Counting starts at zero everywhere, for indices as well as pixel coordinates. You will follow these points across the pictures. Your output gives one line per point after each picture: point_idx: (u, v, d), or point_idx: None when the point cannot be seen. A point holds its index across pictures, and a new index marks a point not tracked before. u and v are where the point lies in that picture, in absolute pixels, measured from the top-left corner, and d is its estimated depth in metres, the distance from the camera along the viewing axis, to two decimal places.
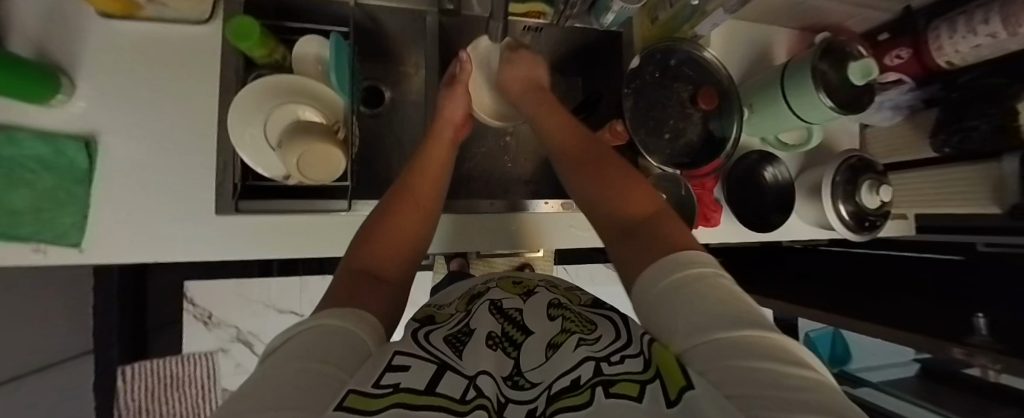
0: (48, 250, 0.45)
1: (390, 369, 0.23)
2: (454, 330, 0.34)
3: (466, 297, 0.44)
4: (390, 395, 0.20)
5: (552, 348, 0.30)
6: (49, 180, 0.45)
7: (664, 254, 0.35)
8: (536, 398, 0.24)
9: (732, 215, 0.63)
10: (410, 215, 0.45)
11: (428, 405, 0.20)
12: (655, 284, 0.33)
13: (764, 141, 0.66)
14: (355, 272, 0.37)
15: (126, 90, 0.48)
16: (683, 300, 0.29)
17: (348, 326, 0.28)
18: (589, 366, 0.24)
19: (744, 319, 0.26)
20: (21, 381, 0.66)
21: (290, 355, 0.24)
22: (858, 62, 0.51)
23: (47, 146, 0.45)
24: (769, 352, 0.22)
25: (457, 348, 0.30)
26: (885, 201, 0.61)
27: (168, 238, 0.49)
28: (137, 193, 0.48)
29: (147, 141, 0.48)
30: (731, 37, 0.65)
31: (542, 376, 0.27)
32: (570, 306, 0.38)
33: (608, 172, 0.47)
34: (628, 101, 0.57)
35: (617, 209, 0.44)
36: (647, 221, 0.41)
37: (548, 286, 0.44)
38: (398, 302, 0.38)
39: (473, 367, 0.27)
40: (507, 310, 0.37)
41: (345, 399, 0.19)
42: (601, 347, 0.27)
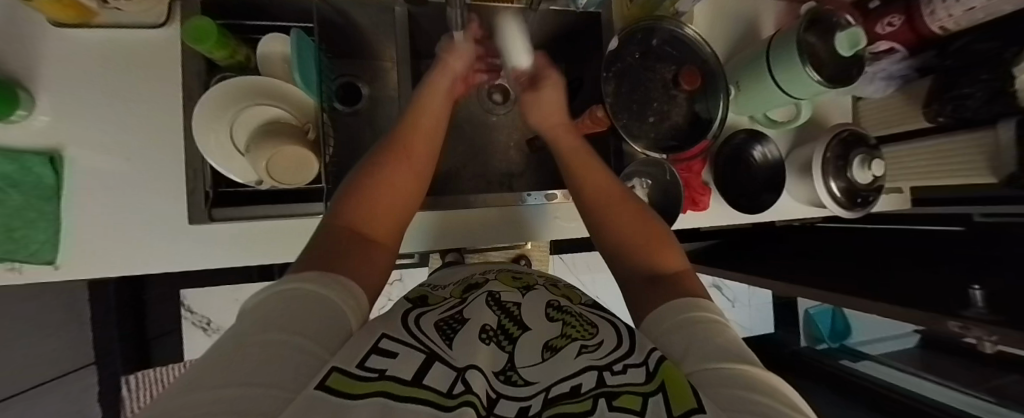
0: (24, 268, 0.45)
1: (376, 352, 0.23)
2: (449, 315, 0.33)
3: (462, 285, 0.42)
4: (375, 382, 0.19)
5: (550, 350, 0.29)
6: (16, 198, 0.44)
7: (677, 298, 0.35)
8: (533, 397, 0.23)
9: (720, 197, 0.62)
10: (394, 183, 0.42)
11: (410, 400, 0.18)
12: (666, 318, 0.32)
13: (753, 119, 0.64)
14: (343, 233, 0.36)
15: (89, 101, 0.47)
16: (693, 335, 0.29)
17: (323, 293, 0.27)
18: (591, 375, 0.24)
19: (752, 360, 0.26)
20: None
21: (264, 320, 0.23)
22: (845, 32, 0.49)
23: (12, 163, 0.44)
24: (768, 390, 0.22)
25: (447, 336, 0.29)
26: (877, 176, 0.59)
27: (144, 250, 0.48)
28: (109, 205, 0.47)
29: (115, 153, 0.47)
30: (716, 12, 0.63)
31: (538, 375, 0.26)
32: (569, 307, 0.36)
33: (622, 206, 0.47)
34: (609, 85, 0.55)
35: (634, 250, 0.43)
36: (666, 271, 0.40)
37: (548, 285, 0.42)
38: (382, 269, 0.37)
39: (464, 360, 0.25)
40: (504, 302, 0.35)
41: (327, 378, 0.18)
42: (602, 355, 0.26)
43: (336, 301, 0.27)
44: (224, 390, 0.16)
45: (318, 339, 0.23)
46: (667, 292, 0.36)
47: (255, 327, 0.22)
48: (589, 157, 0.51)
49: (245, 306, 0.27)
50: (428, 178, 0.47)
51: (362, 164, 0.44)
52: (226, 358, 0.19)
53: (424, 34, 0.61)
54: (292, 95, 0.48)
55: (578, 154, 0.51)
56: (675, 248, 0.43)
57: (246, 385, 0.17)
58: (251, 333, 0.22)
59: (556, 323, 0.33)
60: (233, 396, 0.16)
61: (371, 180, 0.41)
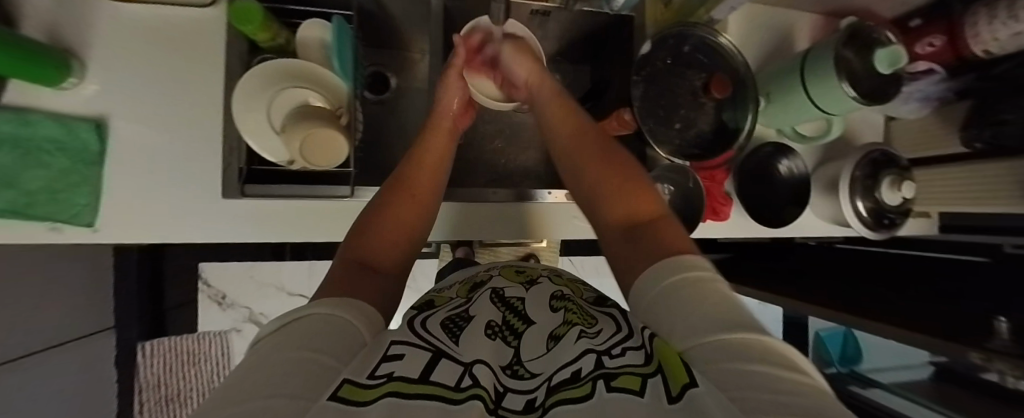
0: (64, 229, 0.47)
1: (385, 359, 0.23)
2: (456, 312, 0.34)
3: (467, 284, 0.42)
4: (382, 385, 0.19)
5: (554, 340, 0.30)
6: (62, 161, 0.46)
7: (661, 261, 0.34)
8: (537, 388, 0.24)
9: (741, 208, 0.61)
10: (403, 209, 0.43)
11: (421, 396, 0.19)
12: (654, 285, 0.32)
13: (780, 132, 0.63)
14: (352, 264, 0.36)
15: (133, 73, 0.49)
16: (681, 302, 0.28)
17: (342, 316, 0.28)
18: (590, 358, 0.24)
19: (755, 324, 0.25)
20: (31, 357, 0.68)
21: (276, 343, 0.23)
22: (883, 49, 0.48)
23: (59, 128, 0.46)
24: (764, 356, 0.21)
25: (453, 333, 0.30)
26: (906, 198, 0.58)
27: (175, 220, 0.50)
28: (145, 174, 0.49)
29: (154, 124, 0.49)
30: (749, 21, 0.62)
31: (542, 366, 0.27)
32: (572, 298, 0.37)
33: (609, 166, 0.45)
34: (637, 89, 0.55)
35: (617, 211, 0.42)
36: (649, 225, 0.39)
37: (551, 276, 0.43)
38: (392, 293, 0.37)
39: (469, 355, 0.26)
40: (508, 299, 0.36)
41: (340, 389, 0.19)
42: (602, 340, 0.27)
43: (354, 324, 0.28)
44: (251, 404, 0.16)
45: (326, 350, 0.23)
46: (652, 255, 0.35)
47: (269, 350, 0.22)
48: (573, 119, 0.49)
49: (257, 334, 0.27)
50: (439, 192, 0.48)
51: (374, 201, 0.44)
52: (248, 377, 0.19)
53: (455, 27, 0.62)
54: (321, 77, 0.49)
55: (561, 116, 0.49)
56: (655, 200, 0.42)
57: (266, 397, 0.17)
58: (264, 355, 0.22)
59: (559, 314, 0.33)
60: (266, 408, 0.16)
61: (381, 211, 0.42)
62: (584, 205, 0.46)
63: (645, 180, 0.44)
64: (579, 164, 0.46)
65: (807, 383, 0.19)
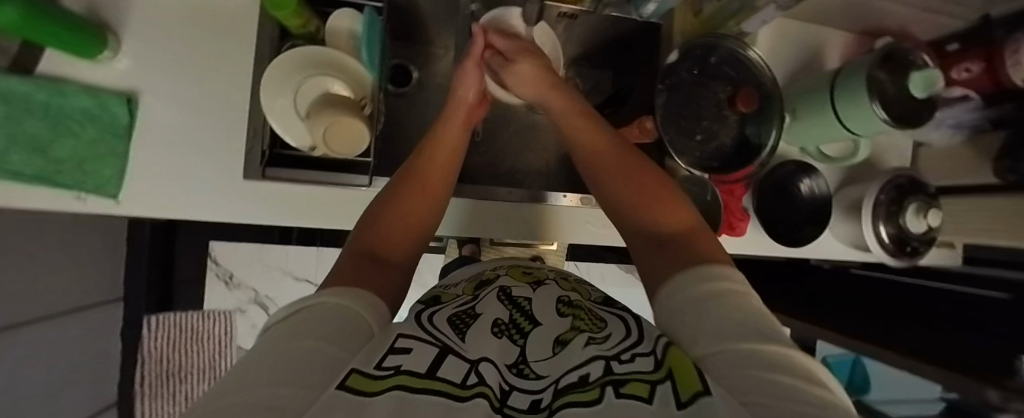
0: (88, 199, 0.48)
1: (392, 352, 0.23)
2: (463, 309, 0.34)
3: (473, 282, 0.42)
4: (389, 377, 0.19)
5: (560, 344, 0.29)
6: (91, 132, 0.47)
7: (693, 266, 0.33)
8: (543, 390, 0.24)
9: (758, 226, 0.60)
10: (415, 203, 0.43)
11: (427, 392, 0.19)
12: (679, 292, 0.31)
13: (804, 151, 0.62)
14: (362, 255, 0.36)
15: (165, 50, 0.49)
16: (706, 308, 0.27)
17: (353, 307, 0.28)
18: (598, 364, 0.24)
19: (778, 336, 0.24)
20: (43, 322, 0.70)
21: (293, 329, 0.24)
22: (920, 72, 0.48)
23: (91, 99, 0.47)
24: (792, 369, 0.21)
25: (460, 330, 0.29)
26: (932, 226, 0.56)
27: (194, 197, 0.50)
28: (169, 150, 0.50)
29: (182, 102, 0.50)
30: (780, 36, 0.61)
31: (548, 369, 0.26)
32: (580, 303, 0.36)
33: (637, 172, 0.44)
34: (661, 98, 0.54)
35: (646, 216, 0.41)
36: (681, 233, 0.38)
37: (559, 280, 0.41)
38: (402, 285, 0.37)
39: (476, 352, 0.26)
40: (515, 297, 0.35)
41: (347, 378, 0.19)
42: (610, 346, 0.26)
43: (358, 309, 0.28)
44: (265, 391, 0.17)
45: (339, 340, 0.23)
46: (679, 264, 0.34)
47: (282, 338, 0.23)
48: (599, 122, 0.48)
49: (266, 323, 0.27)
50: (450, 186, 0.48)
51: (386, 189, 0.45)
52: (252, 365, 0.20)
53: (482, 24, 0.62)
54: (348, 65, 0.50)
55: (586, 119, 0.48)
56: (680, 201, 0.42)
57: (277, 385, 0.17)
58: (281, 341, 0.22)
59: (567, 319, 0.32)
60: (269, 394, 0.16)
61: (392, 205, 0.42)
62: (609, 209, 0.45)
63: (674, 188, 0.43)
64: (608, 164, 0.45)
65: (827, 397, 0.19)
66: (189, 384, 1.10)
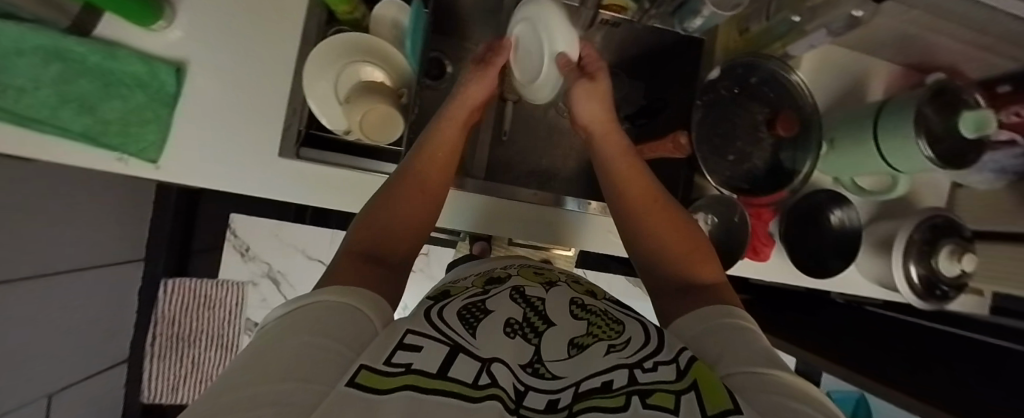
0: (129, 162, 0.49)
1: (403, 347, 0.21)
2: (474, 299, 0.30)
3: (483, 274, 0.37)
4: (401, 375, 0.18)
5: (577, 347, 0.26)
6: (140, 97, 0.48)
7: (709, 305, 0.35)
8: (561, 390, 0.22)
9: (783, 252, 0.59)
10: (407, 204, 0.39)
11: (439, 393, 0.17)
12: (694, 324, 0.33)
13: (837, 181, 0.61)
14: (357, 255, 0.33)
15: (216, 24, 0.51)
16: (729, 338, 0.29)
17: (353, 304, 0.25)
18: (622, 372, 0.23)
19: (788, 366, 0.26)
20: (70, 275, 0.72)
21: (290, 323, 0.22)
22: (973, 112, 0.45)
23: (140, 65, 0.48)
24: (809, 399, 0.22)
25: (470, 324, 0.26)
26: (964, 271, 0.55)
27: (230, 169, 0.52)
28: (211, 122, 0.51)
29: (226, 75, 0.51)
30: (825, 62, 0.60)
31: (566, 370, 0.24)
32: (592, 304, 0.33)
33: (664, 211, 0.44)
34: (697, 113, 0.54)
35: (672, 258, 0.41)
36: (702, 281, 0.39)
37: (569, 281, 0.37)
38: (398, 285, 0.33)
39: (488, 351, 0.23)
40: (529, 296, 0.31)
41: (357, 375, 0.18)
42: (632, 353, 0.25)
43: (359, 306, 0.26)
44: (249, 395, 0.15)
45: (337, 333, 0.22)
46: (692, 302, 0.36)
47: (277, 336, 0.21)
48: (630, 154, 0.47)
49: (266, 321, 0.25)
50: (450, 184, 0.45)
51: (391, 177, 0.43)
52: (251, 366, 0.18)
53: None
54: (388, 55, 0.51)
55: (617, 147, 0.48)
56: (695, 235, 0.43)
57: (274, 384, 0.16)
58: (276, 339, 0.21)
59: (582, 322, 0.29)
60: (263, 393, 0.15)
61: (387, 204, 0.38)
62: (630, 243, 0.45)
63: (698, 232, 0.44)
64: (636, 195, 0.45)
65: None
66: (197, 349, 1.11)
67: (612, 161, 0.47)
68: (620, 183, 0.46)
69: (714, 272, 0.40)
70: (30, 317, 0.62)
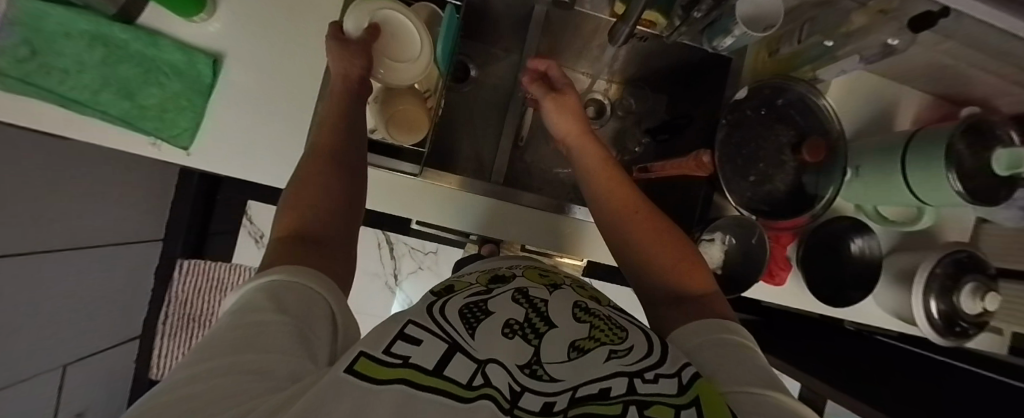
0: (162, 146, 0.51)
1: (402, 337, 0.22)
2: (475, 297, 0.29)
3: (486, 272, 0.36)
4: (397, 367, 0.19)
5: (578, 351, 0.26)
6: (177, 85, 0.50)
7: (705, 319, 0.35)
8: (558, 393, 0.22)
9: (800, 279, 0.58)
10: (334, 171, 0.37)
11: (432, 391, 0.18)
12: (686, 340, 0.33)
13: (860, 209, 0.61)
14: (292, 236, 0.30)
15: (254, 18, 0.52)
16: (726, 355, 0.29)
17: (307, 282, 0.25)
18: (621, 380, 0.23)
19: (783, 387, 0.27)
20: (93, 252, 0.74)
21: (259, 295, 0.23)
22: (1005, 150, 0.45)
23: (181, 55, 0.50)
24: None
25: (470, 324, 0.26)
26: (987, 310, 0.53)
27: (256, 160, 0.53)
28: (243, 113, 0.52)
29: (258, 68, 0.53)
30: (855, 88, 0.59)
31: (563, 372, 0.24)
32: (596, 309, 0.32)
33: (653, 224, 0.44)
34: (722, 132, 0.53)
35: (666, 276, 0.41)
36: (696, 297, 0.39)
37: (575, 286, 0.36)
38: (344, 260, 0.32)
39: (485, 352, 0.23)
40: (533, 298, 0.30)
41: (354, 362, 0.19)
42: (633, 362, 0.25)
43: (313, 287, 0.25)
44: (218, 383, 0.16)
45: (305, 317, 0.22)
46: (688, 316, 0.36)
47: (240, 312, 0.21)
48: (613, 168, 0.49)
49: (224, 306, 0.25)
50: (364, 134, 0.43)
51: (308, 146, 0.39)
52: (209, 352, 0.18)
53: (552, 32, 0.62)
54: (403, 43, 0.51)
55: (600, 159, 0.50)
56: (689, 252, 0.43)
57: (242, 376, 0.17)
58: (242, 314, 0.21)
59: (584, 324, 0.29)
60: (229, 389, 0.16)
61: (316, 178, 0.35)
62: (624, 261, 0.45)
63: (689, 245, 0.44)
64: (629, 217, 0.45)
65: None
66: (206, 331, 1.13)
67: (604, 190, 0.48)
68: (610, 200, 0.47)
69: (709, 286, 0.40)
70: (52, 287, 0.64)
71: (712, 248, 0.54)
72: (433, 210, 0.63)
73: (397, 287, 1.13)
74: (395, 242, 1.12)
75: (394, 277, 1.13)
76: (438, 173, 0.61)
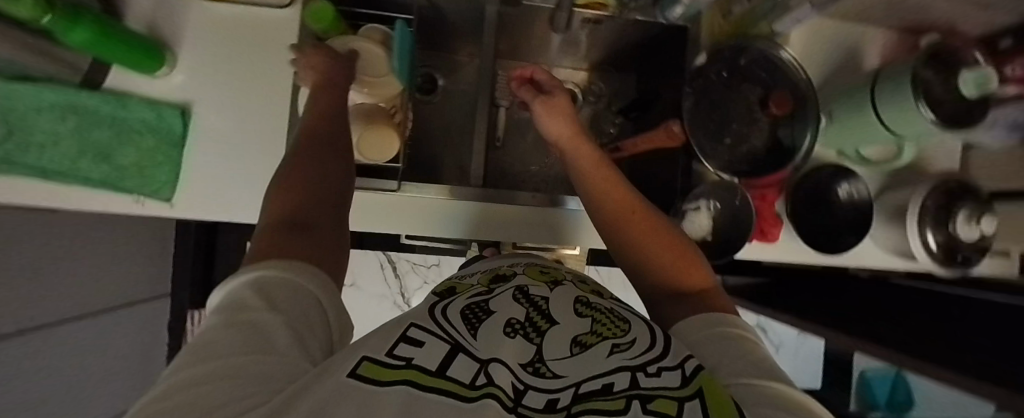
0: (145, 202, 0.52)
1: (404, 340, 0.22)
2: (476, 298, 0.30)
3: (488, 271, 0.37)
4: (401, 369, 0.19)
5: (579, 346, 0.26)
6: (151, 141, 0.51)
7: (705, 313, 0.36)
8: (561, 389, 0.22)
9: (793, 232, 0.58)
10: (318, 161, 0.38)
11: (435, 391, 0.18)
12: (693, 331, 0.34)
13: (842, 154, 0.60)
14: (281, 224, 0.32)
15: (215, 64, 0.53)
16: (728, 350, 0.30)
17: (294, 279, 0.26)
18: (622, 375, 0.23)
19: (786, 378, 0.27)
20: (101, 316, 0.75)
21: (248, 292, 0.23)
22: (970, 73, 0.44)
23: (150, 111, 0.51)
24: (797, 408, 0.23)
25: (472, 323, 0.26)
26: (986, 234, 0.53)
27: (239, 200, 0.54)
28: (219, 157, 0.53)
29: (228, 111, 0.54)
30: (815, 37, 0.60)
31: (565, 367, 0.24)
32: (598, 302, 0.32)
33: (647, 220, 0.45)
34: (687, 101, 0.54)
35: (663, 273, 0.42)
36: (695, 295, 0.40)
37: (575, 280, 0.36)
38: (334, 247, 0.33)
39: (488, 351, 0.23)
40: (533, 295, 0.31)
41: (359, 366, 0.19)
42: (635, 355, 0.25)
43: (305, 286, 0.26)
44: (202, 390, 0.16)
45: (299, 319, 0.23)
46: (692, 310, 0.37)
47: (231, 310, 0.22)
48: (600, 162, 0.49)
49: (209, 304, 0.26)
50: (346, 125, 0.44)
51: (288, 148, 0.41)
52: (209, 346, 0.19)
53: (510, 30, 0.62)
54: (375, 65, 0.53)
55: (587, 156, 0.49)
56: (684, 244, 0.44)
57: (236, 378, 0.17)
58: (235, 312, 0.22)
59: (587, 318, 0.29)
60: (223, 389, 0.16)
61: (303, 171, 0.37)
62: (622, 263, 0.46)
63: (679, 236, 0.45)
64: (624, 211, 0.45)
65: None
66: None
67: (596, 185, 0.48)
68: (601, 195, 0.47)
69: (707, 279, 0.42)
70: (65, 356, 0.65)
71: (699, 216, 0.53)
72: (422, 224, 0.63)
73: (407, 304, 1.14)
74: (397, 261, 1.13)
75: (401, 295, 1.13)
76: (418, 186, 0.60)
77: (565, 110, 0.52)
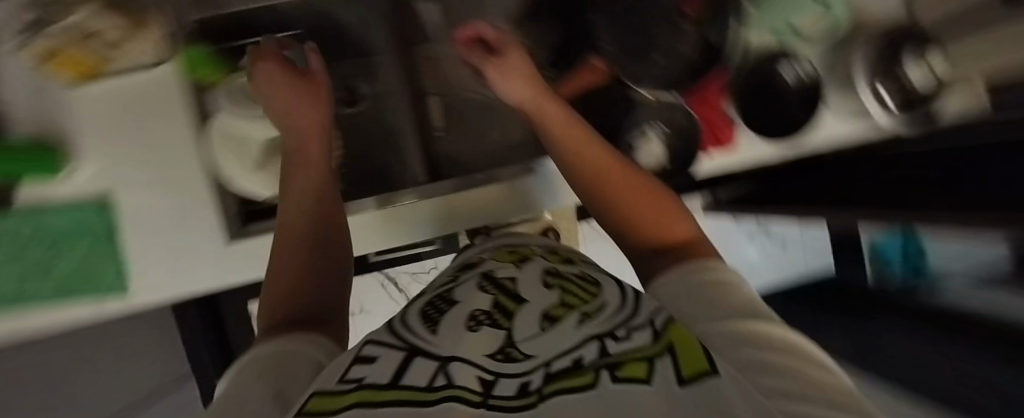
0: (108, 299, 0.55)
1: (357, 362, 0.18)
2: (439, 297, 0.26)
3: (457, 265, 0.34)
4: (352, 393, 0.15)
5: (549, 320, 0.21)
6: (84, 243, 0.52)
7: (681, 264, 0.32)
8: (528, 372, 0.17)
9: (749, 131, 0.59)
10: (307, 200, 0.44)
11: (395, 403, 0.14)
12: (670, 287, 0.30)
13: (780, 36, 0.57)
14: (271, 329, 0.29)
15: (112, 149, 0.52)
16: (706, 300, 0.26)
17: (298, 348, 0.25)
18: (592, 345, 0.18)
19: (773, 316, 0.23)
20: None
21: (245, 374, 0.21)
22: None
23: (71, 216, 0.52)
24: (780, 346, 0.19)
25: (431, 322, 0.22)
26: (938, 79, 0.51)
27: (191, 271, 0.56)
28: (156, 237, 0.55)
29: (143, 191, 0.53)
30: None
31: (537, 346, 0.19)
32: (569, 270, 0.29)
33: (614, 173, 0.44)
34: (605, 33, 0.55)
35: (639, 227, 0.39)
36: (674, 248, 0.36)
37: (545, 253, 0.33)
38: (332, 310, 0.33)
39: (449, 348, 0.19)
40: (499, 279, 0.27)
41: (306, 404, 0.15)
42: (607, 318, 0.20)
43: (305, 351, 0.25)
44: None
45: (287, 379, 0.20)
46: (670, 263, 0.33)
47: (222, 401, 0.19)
48: (571, 119, 0.48)
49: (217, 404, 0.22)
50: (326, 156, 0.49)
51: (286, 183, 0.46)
52: None
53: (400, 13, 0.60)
54: None
55: (556, 115, 0.48)
56: (657, 192, 0.42)
57: None
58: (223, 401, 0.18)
59: (554, 290, 0.25)
60: None
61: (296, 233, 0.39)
62: (601, 220, 0.44)
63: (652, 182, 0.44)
64: (594, 173, 0.44)
65: (822, 377, 0.17)
66: None
67: (565, 146, 0.46)
68: (572, 150, 0.45)
69: (686, 225, 0.38)
70: None
71: (653, 143, 0.57)
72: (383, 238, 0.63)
73: None
74: (396, 276, 1.13)
75: None
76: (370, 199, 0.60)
77: (531, 73, 0.53)
